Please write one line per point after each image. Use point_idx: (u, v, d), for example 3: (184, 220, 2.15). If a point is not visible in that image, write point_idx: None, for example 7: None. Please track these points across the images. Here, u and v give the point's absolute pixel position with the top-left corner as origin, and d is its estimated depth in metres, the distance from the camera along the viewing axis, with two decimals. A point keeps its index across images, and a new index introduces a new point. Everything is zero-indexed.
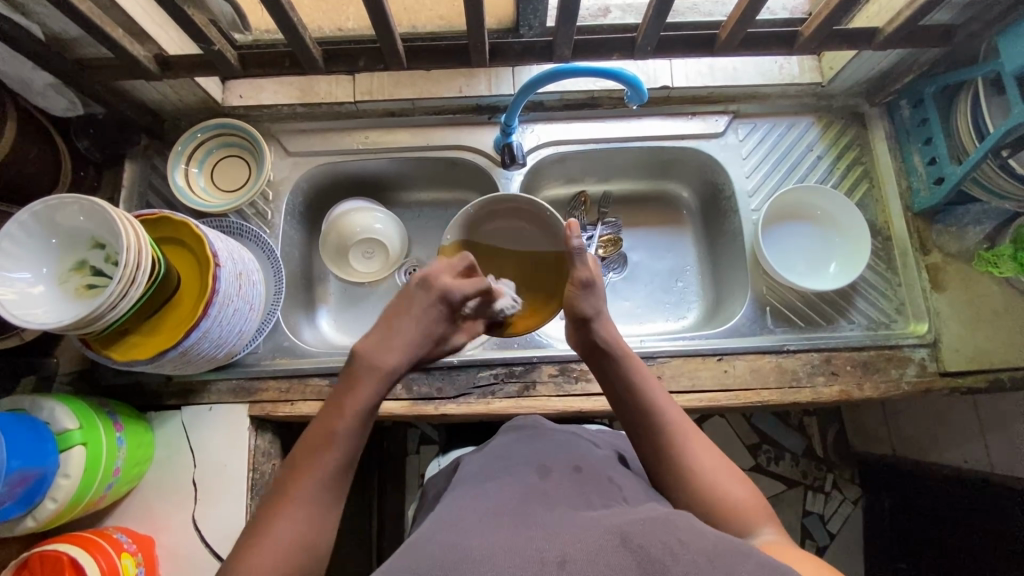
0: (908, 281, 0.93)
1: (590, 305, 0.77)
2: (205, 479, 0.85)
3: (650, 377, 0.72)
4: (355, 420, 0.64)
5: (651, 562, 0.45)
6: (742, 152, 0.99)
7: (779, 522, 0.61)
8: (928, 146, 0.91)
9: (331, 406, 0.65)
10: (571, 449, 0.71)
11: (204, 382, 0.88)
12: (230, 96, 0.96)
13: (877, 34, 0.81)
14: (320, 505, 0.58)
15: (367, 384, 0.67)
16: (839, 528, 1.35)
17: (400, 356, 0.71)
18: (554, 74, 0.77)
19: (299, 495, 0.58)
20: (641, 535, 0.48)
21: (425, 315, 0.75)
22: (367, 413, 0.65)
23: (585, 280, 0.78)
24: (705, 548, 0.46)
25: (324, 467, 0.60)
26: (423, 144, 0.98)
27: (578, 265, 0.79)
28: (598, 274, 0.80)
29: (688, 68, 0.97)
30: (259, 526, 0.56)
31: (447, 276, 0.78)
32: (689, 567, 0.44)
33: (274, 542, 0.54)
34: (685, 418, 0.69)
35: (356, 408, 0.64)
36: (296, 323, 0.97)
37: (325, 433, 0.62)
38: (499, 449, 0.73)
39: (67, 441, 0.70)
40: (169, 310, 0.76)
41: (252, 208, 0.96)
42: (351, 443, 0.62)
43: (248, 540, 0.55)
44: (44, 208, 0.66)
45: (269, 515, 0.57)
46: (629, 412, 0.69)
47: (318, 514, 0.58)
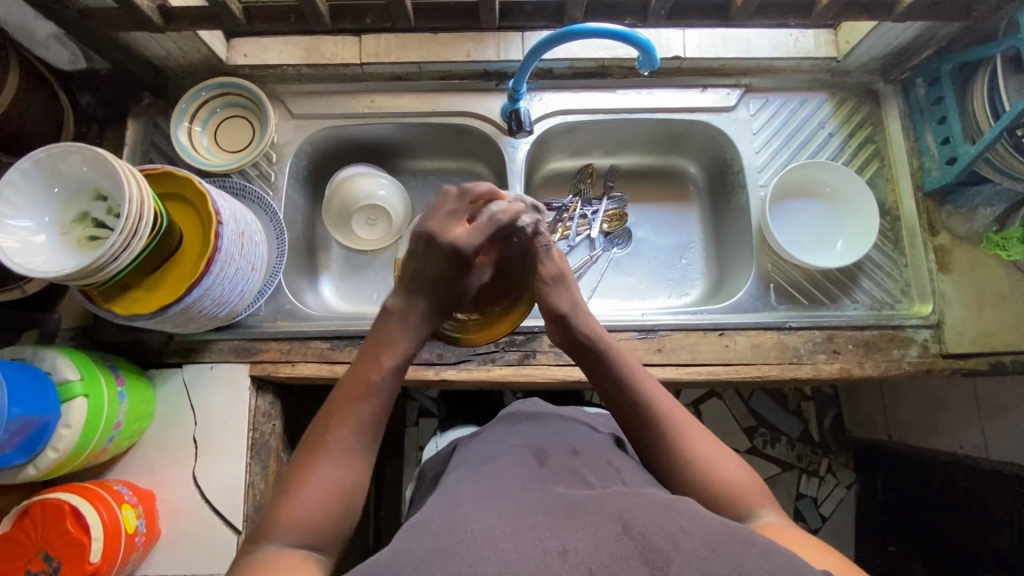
0: (915, 262, 0.92)
1: (566, 301, 0.70)
2: (206, 436, 0.85)
3: (637, 365, 0.69)
4: (391, 372, 0.62)
5: (654, 553, 0.45)
6: (752, 127, 0.97)
7: (776, 501, 0.62)
8: (942, 125, 0.90)
9: (369, 351, 0.63)
10: (569, 434, 0.72)
11: (205, 341, 0.88)
12: (234, 55, 0.95)
13: (897, 4, 0.79)
14: (358, 451, 0.58)
15: (402, 337, 0.64)
16: (831, 511, 1.36)
17: (428, 313, 0.66)
18: (563, 35, 0.75)
19: (337, 445, 0.57)
20: (643, 523, 0.48)
21: (437, 275, 0.65)
22: (406, 358, 0.64)
23: (556, 275, 0.70)
24: (708, 537, 0.46)
25: (360, 418, 0.59)
26: (429, 110, 0.97)
27: (545, 260, 0.70)
28: (566, 264, 0.73)
29: (701, 39, 0.95)
30: (300, 472, 0.56)
31: (454, 226, 0.65)
32: (693, 558, 0.44)
33: (316, 488, 0.55)
34: (678, 405, 0.67)
35: (392, 360, 0.62)
36: (299, 287, 0.97)
37: (362, 383, 0.61)
38: (498, 433, 0.73)
39: (69, 392, 0.71)
40: (170, 267, 0.76)
41: (256, 169, 0.95)
42: (386, 396, 0.62)
43: (289, 485, 0.56)
44: (46, 156, 0.65)
45: (309, 461, 0.57)
46: (620, 406, 0.67)
47: (356, 460, 0.58)
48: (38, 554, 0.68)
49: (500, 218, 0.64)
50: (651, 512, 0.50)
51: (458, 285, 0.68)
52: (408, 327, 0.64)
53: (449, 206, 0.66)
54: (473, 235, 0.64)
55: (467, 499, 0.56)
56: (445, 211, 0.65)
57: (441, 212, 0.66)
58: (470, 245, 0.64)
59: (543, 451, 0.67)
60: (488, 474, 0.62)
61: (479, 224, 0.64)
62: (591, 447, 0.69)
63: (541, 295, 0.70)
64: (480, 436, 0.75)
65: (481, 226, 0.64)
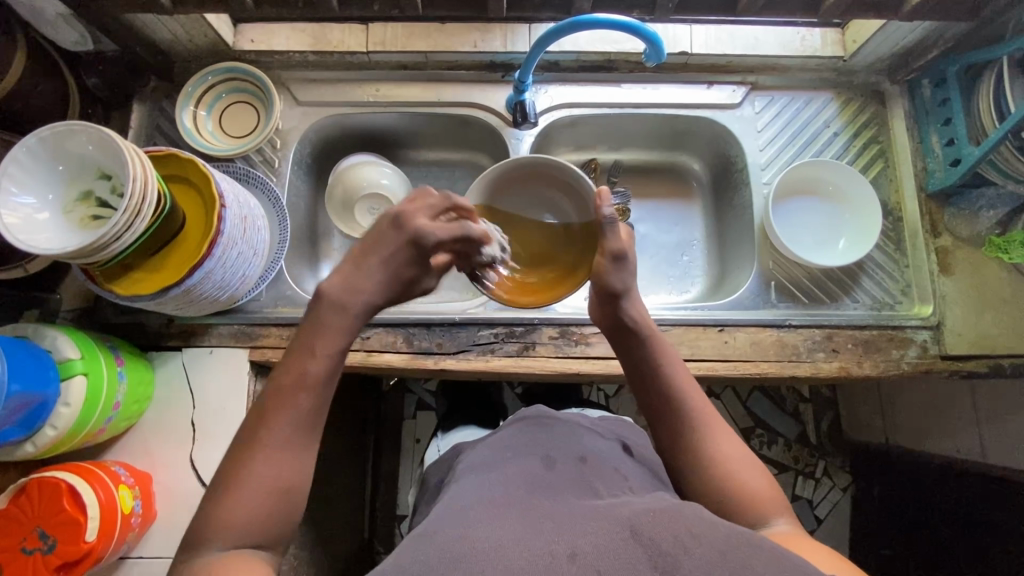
0: (916, 263, 0.92)
1: (620, 280, 0.67)
2: (204, 420, 0.86)
3: (675, 358, 0.69)
4: (326, 361, 0.60)
5: (663, 557, 0.45)
6: (757, 124, 0.97)
7: (794, 513, 0.61)
8: (947, 126, 0.90)
9: (301, 340, 0.61)
10: (574, 441, 0.71)
11: (206, 326, 0.88)
12: (241, 40, 0.95)
13: (905, 3, 0.79)
14: (292, 445, 0.57)
15: (340, 325, 0.61)
16: (826, 513, 1.36)
17: (376, 297, 0.64)
18: (570, 26, 0.75)
19: (270, 441, 0.56)
20: (652, 528, 0.48)
21: (395, 260, 0.64)
22: (341, 349, 0.61)
23: (616, 252, 0.67)
24: (716, 542, 0.47)
25: (297, 412, 0.58)
26: (434, 100, 0.97)
27: (610, 236, 0.67)
28: (630, 245, 0.70)
29: (708, 35, 0.95)
30: (235, 468, 0.56)
31: (424, 216, 0.64)
32: (701, 561, 0.44)
33: (251, 485, 0.54)
34: (707, 402, 0.67)
35: (329, 348, 0.60)
36: (300, 274, 0.97)
37: (295, 375, 0.59)
38: (504, 442, 0.72)
39: (68, 370, 0.71)
40: (173, 249, 0.76)
41: (260, 155, 0.95)
42: (324, 385, 0.60)
43: (225, 481, 0.55)
44: (51, 134, 0.65)
45: (242, 457, 0.56)
46: (652, 398, 0.67)
47: (289, 454, 0.57)
48: (34, 531, 0.68)
49: (472, 230, 0.65)
50: (659, 517, 0.50)
51: (416, 280, 0.65)
52: (346, 314, 0.62)
53: (425, 202, 0.65)
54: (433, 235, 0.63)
55: (475, 508, 0.55)
56: (418, 205, 0.64)
57: (416, 200, 0.65)
58: (434, 239, 0.63)
59: (551, 456, 0.66)
60: (496, 481, 0.61)
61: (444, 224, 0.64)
62: (599, 456, 0.69)
63: (597, 270, 0.68)
64: (486, 444, 0.74)
65: (450, 227, 0.64)
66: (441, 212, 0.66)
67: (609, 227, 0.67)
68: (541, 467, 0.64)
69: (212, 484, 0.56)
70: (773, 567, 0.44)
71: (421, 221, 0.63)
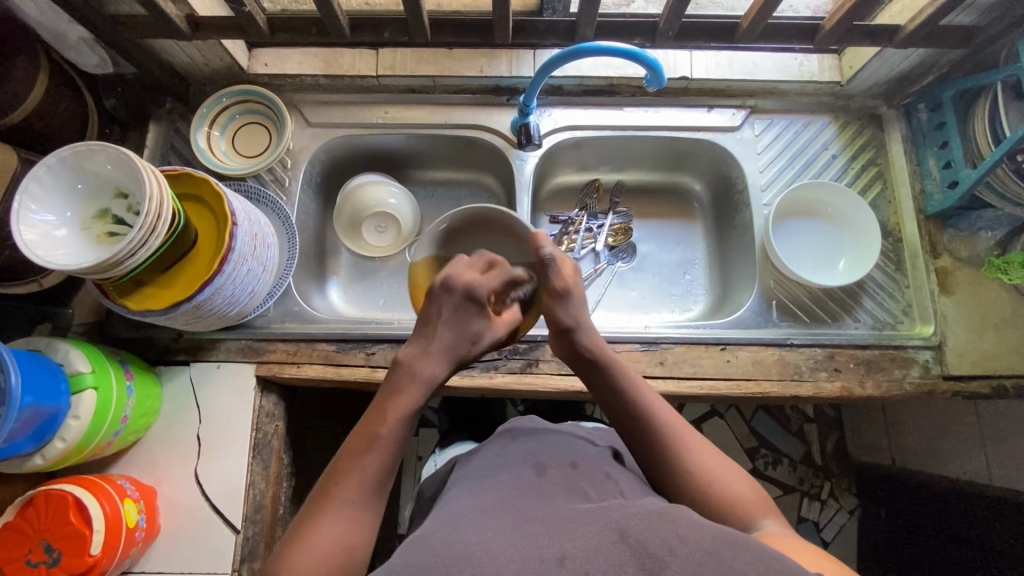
0: (917, 282, 0.93)
1: (571, 316, 0.72)
2: (209, 434, 0.86)
3: (642, 383, 0.70)
4: (398, 424, 0.62)
5: (649, 559, 0.46)
6: (757, 147, 0.99)
7: (781, 515, 0.62)
8: (944, 150, 0.92)
9: (378, 404, 0.64)
10: (568, 447, 0.72)
11: (213, 340, 0.89)
12: (255, 64, 0.98)
13: (899, 31, 0.81)
14: (362, 506, 0.59)
15: (411, 389, 0.65)
16: (833, 537, 1.34)
17: (439, 357, 0.67)
18: (574, 53, 0.77)
19: (340, 498, 0.58)
20: (640, 530, 0.49)
21: (456, 316, 0.68)
22: (415, 415, 0.64)
23: (561, 290, 0.72)
24: (703, 543, 0.47)
25: (368, 468, 0.59)
26: (441, 122, 1.00)
27: (553, 274, 0.72)
28: (576, 282, 0.74)
29: (708, 61, 0.98)
30: (305, 526, 0.57)
31: (469, 272, 0.70)
32: (688, 563, 0.45)
33: (318, 545, 0.55)
34: (679, 419, 0.68)
35: (399, 412, 0.63)
36: (308, 290, 0.99)
37: (367, 436, 0.61)
38: (499, 448, 0.73)
39: (79, 383, 0.72)
40: (184, 265, 0.77)
41: (270, 174, 0.97)
42: (393, 448, 0.61)
43: (294, 540, 0.56)
44: (72, 153, 0.67)
45: (314, 516, 0.57)
46: (626, 425, 0.68)
47: (358, 515, 0.58)
48: (40, 544, 0.69)
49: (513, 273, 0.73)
50: (647, 520, 0.51)
51: (480, 334, 0.70)
52: (417, 379, 0.65)
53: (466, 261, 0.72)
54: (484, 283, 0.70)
55: (472, 514, 0.56)
56: (461, 265, 0.71)
57: (459, 263, 0.72)
58: (486, 289, 0.69)
59: (541, 463, 0.67)
60: (491, 489, 0.61)
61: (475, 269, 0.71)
62: (591, 462, 0.69)
63: (550, 309, 0.72)
64: (483, 452, 0.74)
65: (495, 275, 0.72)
66: (478, 268, 0.73)
67: (552, 266, 0.72)
68: (533, 474, 0.65)
69: (280, 544, 0.57)
70: (758, 564, 0.44)
71: (466, 276, 0.69)
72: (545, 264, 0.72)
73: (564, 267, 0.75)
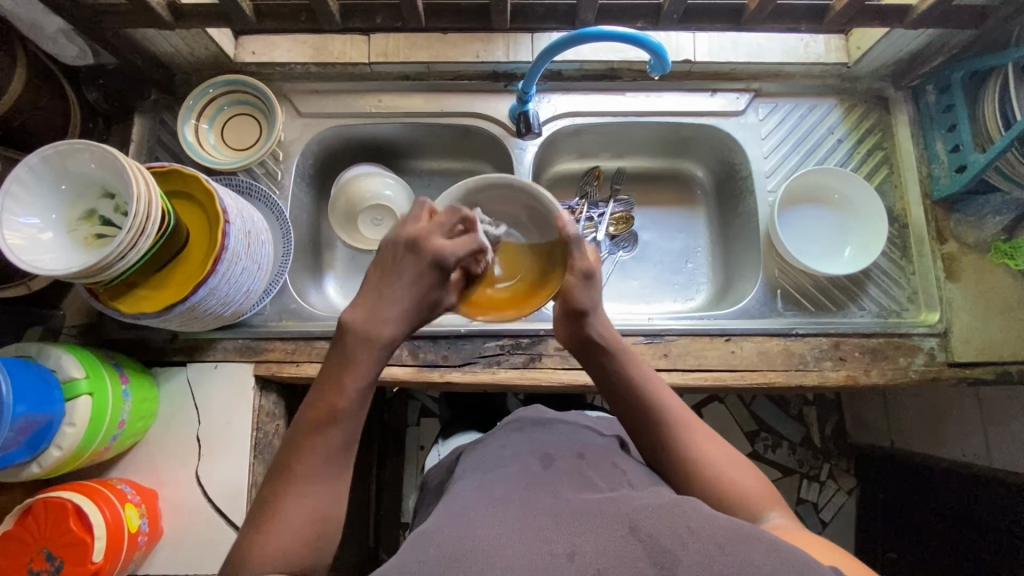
0: (922, 270, 0.92)
1: (588, 298, 0.67)
2: (209, 436, 0.85)
3: (650, 371, 0.69)
4: (356, 397, 0.60)
5: (662, 555, 0.46)
6: (761, 132, 0.97)
7: (789, 508, 0.63)
8: (952, 132, 0.90)
9: (331, 375, 0.61)
10: (573, 438, 0.71)
11: (210, 340, 0.88)
12: (242, 52, 0.94)
13: (911, 11, 0.78)
14: (326, 479, 0.58)
15: (368, 356, 0.61)
16: (831, 517, 1.37)
17: (398, 323, 0.63)
18: (576, 39, 0.74)
19: (304, 475, 0.57)
20: (651, 523, 0.49)
21: (417, 285, 0.63)
22: (369, 383, 0.61)
23: (585, 271, 0.67)
24: (714, 534, 0.47)
25: (325, 442, 0.58)
26: (438, 111, 0.97)
27: (576, 254, 0.67)
28: (598, 264, 0.69)
29: (712, 43, 0.95)
30: (268, 506, 0.56)
31: (440, 236, 0.63)
32: (701, 556, 0.45)
33: (285, 523, 0.55)
34: (688, 411, 0.68)
35: (355, 383, 0.60)
36: (304, 286, 0.97)
37: (325, 410, 0.59)
38: (500, 439, 0.72)
39: (74, 390, 0.70)
40: (176, 266, 0.75)
41: (262, 167, 0.95)
42: (352, 420, 0.60)
43: (258, 521, 0.55)
44: (54, 152, 0.65)
45: (277, 493, 0.56)
46: (634, 415, 0.67)
47: (324, 489, 0.57)
48: (40, 552, 0.68)
49: (489, 233, 0.64)
50: (656, 512, 0.50)
51: (440, 300, 0.65)
52: (375, 345, 0.62)
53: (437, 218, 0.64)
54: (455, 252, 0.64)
55: (479, 507, 0.55)
56: (427, 224, 0.64)
57: (433, 223, 0.64)
58: (455, 256, 0.63)
59: (547, 452, 0.66)
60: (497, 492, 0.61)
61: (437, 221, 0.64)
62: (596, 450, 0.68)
63: (564, 287, 0.67)
64: (487, 443, 0.73)
65: (470, 238, 0.63)
66: (453, 227, 0.64)
67: (575, 244, 0.67)
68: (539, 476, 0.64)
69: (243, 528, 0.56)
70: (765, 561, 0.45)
71: (435, 242, 0.63)
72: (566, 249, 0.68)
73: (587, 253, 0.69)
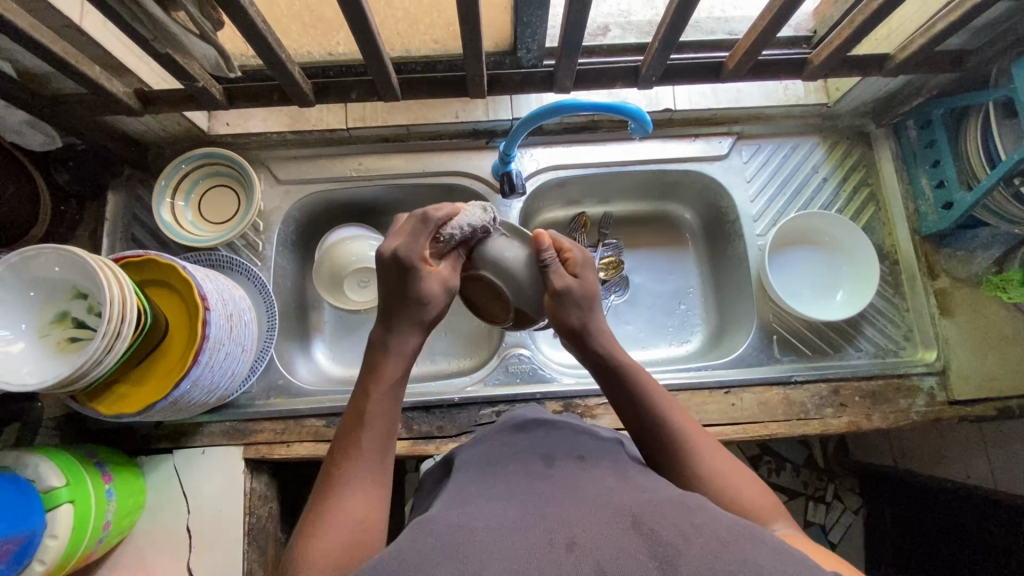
0: (916, 306, 0.92)
1: (578, 317, 0.64)
2: (199, 525, 0.82)
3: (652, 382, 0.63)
4: (386, 393, 0.58)
5: (661, 546, 0.39)
6: (746, 175, 0.96)
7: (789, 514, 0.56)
8: (935, 169, 0.89)
9: (361, 382, 0.59)
10: (575, 434, 0.60)
11: (197, 424, 0.85)
12: (216, 124, 0.93)
13: (888, 60, 0.78)
14: (371, 479, 0.54)
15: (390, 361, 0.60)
16: (840, 538, 1.24)
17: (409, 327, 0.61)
18: (555, 109, 0.74)
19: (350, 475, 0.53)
20: (653, 517, 0.42)
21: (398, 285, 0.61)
22: (399, 382, 0.60)
23: (562, 290, 0.64)
24: (718, 531, 0.40)
25: (366, 441, 0.55)
26: (419, 171, 0.95)
27: (552, 276, 0.64)
28: (587, 279, 0.65)
29: (691, 92, 0.95)
30: (316, 509, 0.51)
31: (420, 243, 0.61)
32: (703, 552, 0.38)
33: (333, 520, 0.49)
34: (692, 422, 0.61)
35: (385, 382, 0.59)
36: (290, 358, 0.94)
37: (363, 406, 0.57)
38: (493, 438, 0.62)
39: (54, 500, 0.67)
40: (156, 359, 0.73)
41: (243, 239, 0.92)
42: (388, 411, 0.58)
43: (307, 527, 0.50)
44: (21, 258, 0.62)
45: (324, 497, 0.52)
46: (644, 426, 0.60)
47: (369, 487, 0.53)
48: None
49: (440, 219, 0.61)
50: (659, 508, 0.43)
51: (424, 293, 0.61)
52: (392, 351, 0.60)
53: (397, 225, 0.63)
54: (435, 214, 0.60)
55: (471, 498, 0.48)
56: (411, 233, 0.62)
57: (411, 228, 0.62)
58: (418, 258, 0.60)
59: (548, 452, 0.55)
60: None
61: (406, 230, 0.61)
62: (601, 452, 0.57)
63: (554, 309, 0.64)
64: (472, 443, 0.63)
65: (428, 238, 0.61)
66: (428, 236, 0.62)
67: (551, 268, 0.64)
68: None
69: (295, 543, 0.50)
70: (776, 558, 0.38)
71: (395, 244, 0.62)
72: (542, 267, 0.64)
73: (570, 261, 0.66)
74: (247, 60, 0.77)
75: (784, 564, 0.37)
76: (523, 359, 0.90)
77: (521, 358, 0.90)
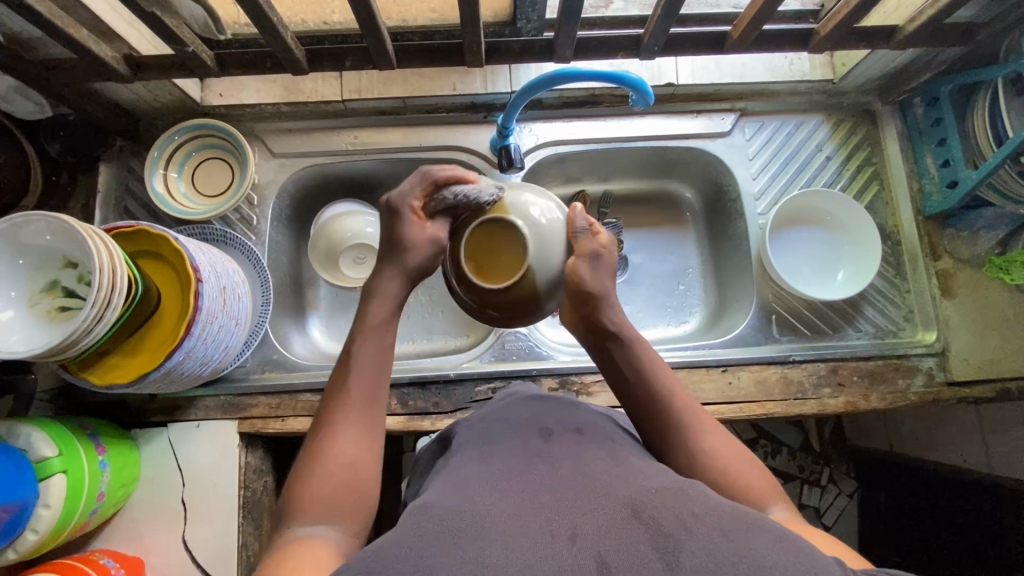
0: (918, 287, 0.91)
1: (602, 285, 0.60)
2: (194, 497, 0.82)
3: (661, 366, 0.62)
4: (377, 342, 0.60)
5: (664, 539, 0.38)
6: (748, 152, 0.95)
7: (789, 501, 0.55)
8: (942, 147, 0.87)
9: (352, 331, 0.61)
10: (574, 412, 0.61)
11: (192, 398, 0.85)
12: (209, 95, 0.91)
13: (897, 32, 0.77)
14: (365, 423, 0.57)
15: (378, 309, 0.61)
16: (833, 521, 1.24)
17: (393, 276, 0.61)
18: (555, 78, 0.72)
19: (345, 420, 0.56)
20: (654, 505, 0.41)
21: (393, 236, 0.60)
22: (388, 328, 0.61)
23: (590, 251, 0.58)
24: (719, 521, 0.39)
25: (359, 387, 0.58)
26: (416, 145, 0.94)
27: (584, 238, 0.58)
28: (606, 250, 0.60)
29: (694, 65, 0.92)
30: (313, 453, 0.55)
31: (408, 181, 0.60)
32: (704, 541, 0.37)
33: (331, 462, 0.53)
34: (697, 406, 0.60)
35: (373, 329, 0.60)
36: (285, 333, 0.93)
37: (359, 356, 0.59)
38: (491, 415, 0.63)
39: (46, 470, 0.67)
40: (150, 330, 0.72)
41: (237, 213, 0.91)
42: (381, 362, 0.60)
43: (304, 467, 0.54)
44: (9, 226, 0.61)
45: (321, 440, 0.55)
46: (642, 402, 0.61)
47: (364, 431, 0.56)
48: None
49: (433, 172, 0.59)
50: (658, 496, 0.42)
51: (409, 246, 0.59)
52: (387, 299, 0.61)
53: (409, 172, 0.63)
54: (435, 172, 0.58)
55: (467, 483, 0.47)
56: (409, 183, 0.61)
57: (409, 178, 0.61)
58: (409, 196, 0.59)
59: (546, 426, 0.56)
60: None
61: (410, 176, 0.61)
62: (597, 425, 0.58)
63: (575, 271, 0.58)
64: (466, 423, 0.64)
65: (416, 179, 0.60)
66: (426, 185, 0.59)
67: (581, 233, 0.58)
68: None
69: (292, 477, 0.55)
70: (778, 544, 0.37)
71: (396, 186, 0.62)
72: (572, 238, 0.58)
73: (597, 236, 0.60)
74: (240, 29, 0.76)
75: (790, 553, 0.37)
76: (520, 336, 0.90)
77: (518, 335, 0.90)
